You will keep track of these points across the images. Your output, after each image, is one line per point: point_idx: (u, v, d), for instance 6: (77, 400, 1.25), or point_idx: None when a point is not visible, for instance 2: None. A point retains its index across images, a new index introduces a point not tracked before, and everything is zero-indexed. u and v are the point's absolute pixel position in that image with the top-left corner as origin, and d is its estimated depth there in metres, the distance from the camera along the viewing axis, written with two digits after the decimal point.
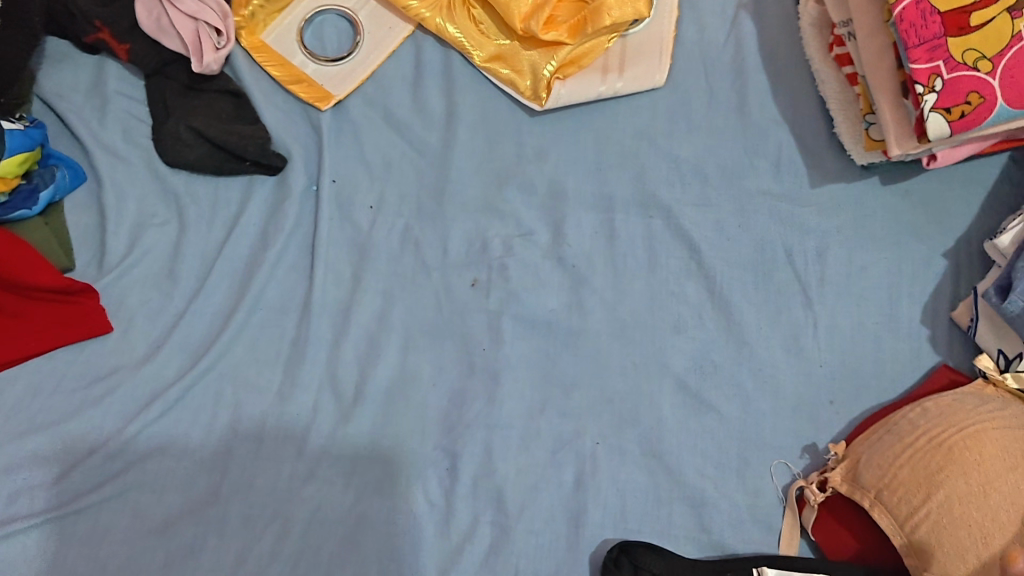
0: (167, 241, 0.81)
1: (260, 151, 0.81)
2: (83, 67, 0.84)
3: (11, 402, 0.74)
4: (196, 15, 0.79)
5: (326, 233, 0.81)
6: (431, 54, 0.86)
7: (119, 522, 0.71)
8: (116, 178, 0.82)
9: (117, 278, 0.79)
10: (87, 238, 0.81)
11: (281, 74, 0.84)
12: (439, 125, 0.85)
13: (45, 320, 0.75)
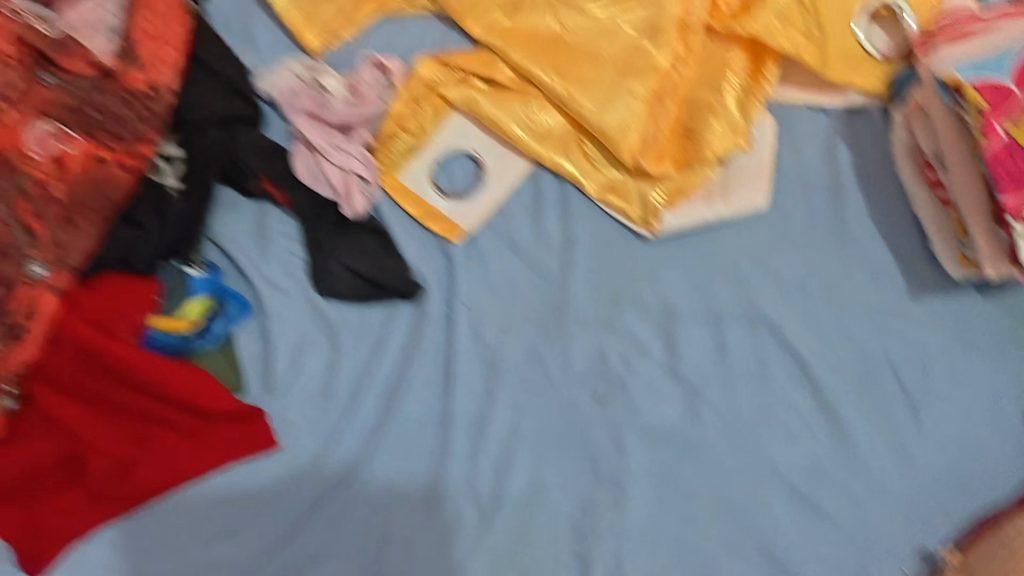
0: (321, 363, 0.91)
1: (402, 283, 0.91)
2: (247, 211, 0.96)
3: (193, 515, 0.82)
4: (345, 165, 0.92)
5: (462, 353, 0.89)
6: (548, 187, 0.96)
7: None
8: (276, 307, 0.92)
9: (281, 398, 0.89)
10: (253, 363, 0.91)
11: (416, 211, 0.95)
12: (558, 251, 0.93)
13: (222, 440, 0.84)
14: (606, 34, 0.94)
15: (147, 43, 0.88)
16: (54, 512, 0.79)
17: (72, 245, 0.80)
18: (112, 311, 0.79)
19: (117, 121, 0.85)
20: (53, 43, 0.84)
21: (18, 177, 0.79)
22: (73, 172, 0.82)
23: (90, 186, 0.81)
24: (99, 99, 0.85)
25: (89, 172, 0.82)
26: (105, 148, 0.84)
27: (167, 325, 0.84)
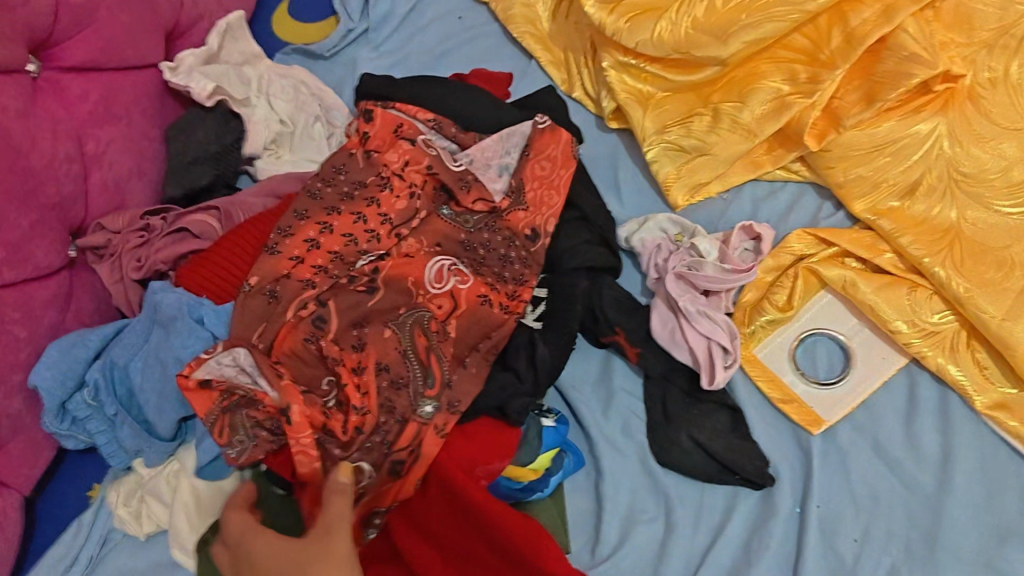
0: (653, 537, 0.85)
1: (756, 473, 0.84)
2: (593, 359, 0.95)
3: None
4: (709, 333, 0.87)
5: (812, 558, 0.81)
6: (926, 392, 0.87)
7: None
8: (613, 468, 0.88)
9: (611, 568, 0.83)
10: (582, 523, 0.87)
11: (774, 392, 0.89)
12: (933, 467, 0.84)
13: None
14: (1018, 235, 0.85)
15: (534, 184, 0.89)
16: None
17: (457, 386, 0.78)
18: (476, 455, 0.77)
19: (503, 260, 0.86)
20: (457, 179, 0.86)
21: (415, 312, 0.79)
22: (461, 310, 0.82)
23: (473, 321, 0.82)
24: (487, 237, 0.86)
25: (473, 308, 0.82)
26: (492, 288, 0.84)
27: (514, 472, 0.82)
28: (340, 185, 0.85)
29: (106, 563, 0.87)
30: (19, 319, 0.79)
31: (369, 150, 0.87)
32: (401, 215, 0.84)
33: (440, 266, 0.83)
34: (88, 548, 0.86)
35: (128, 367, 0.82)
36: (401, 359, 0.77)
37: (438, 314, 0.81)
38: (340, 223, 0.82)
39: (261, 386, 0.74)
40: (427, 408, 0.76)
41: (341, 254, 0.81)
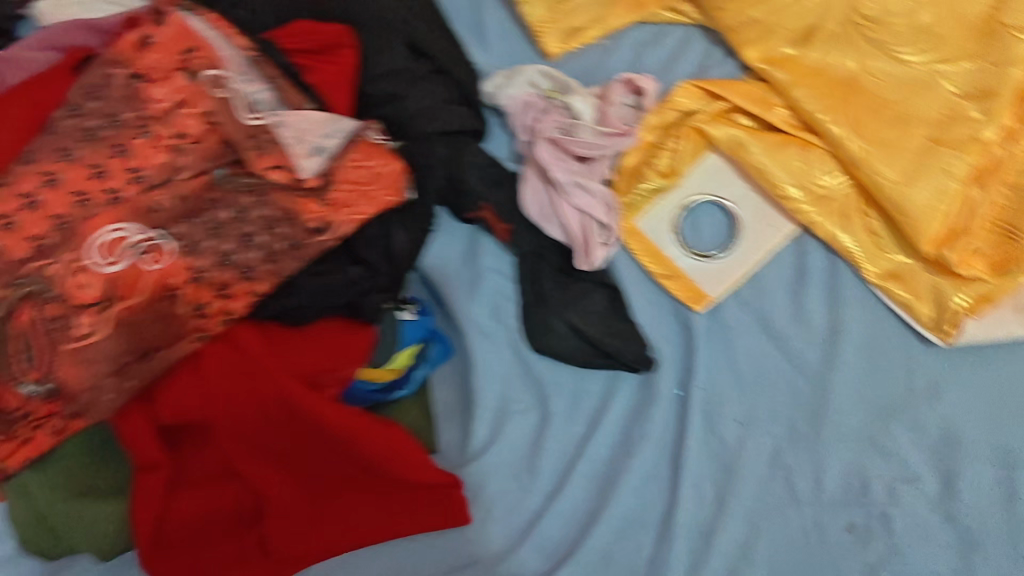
0: (526, 430, 0.79)
1: (634, 358, 0.77)
2: (457, 235, 0.83)
3: None
4: (586, 207, 0.77)
5: (695, 444, 0.77)
6: (815, 260, 0.81)
7: None
8: (484, 358, 0.80)
9: (482, 466, 0.77)
10: (451, 416, 0.81)
11: (655, 266, 0.81)
12: (819, 340, 0.79)
13: (410, 509, 0.73)
14: (919, 86, 0.76)
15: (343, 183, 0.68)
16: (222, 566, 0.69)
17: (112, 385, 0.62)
18: (319, 361, 0.67)
19: (241, 236, 0.64)
20: (247, 133, 0.65)
21: (18, 284, 0.60)
22: (134, 301, 0.61)
23: (151, 320, 0.62)
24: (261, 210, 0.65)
25: (154, 304, 0.62)
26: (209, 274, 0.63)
27: (367, 373, 0.74)
28: (93, 114, 0.63)
29: None
30: None
31: (137, 75, 0.64)
32: (161, 172, 0.63)
33: (100, 267, 0.60)
34: None
35: None
36: (16, 344, 0.61)
37: (81, 298, 0.60)
38: (72, 172, 0.61)
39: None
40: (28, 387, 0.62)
41: (66, 217, 0.61)
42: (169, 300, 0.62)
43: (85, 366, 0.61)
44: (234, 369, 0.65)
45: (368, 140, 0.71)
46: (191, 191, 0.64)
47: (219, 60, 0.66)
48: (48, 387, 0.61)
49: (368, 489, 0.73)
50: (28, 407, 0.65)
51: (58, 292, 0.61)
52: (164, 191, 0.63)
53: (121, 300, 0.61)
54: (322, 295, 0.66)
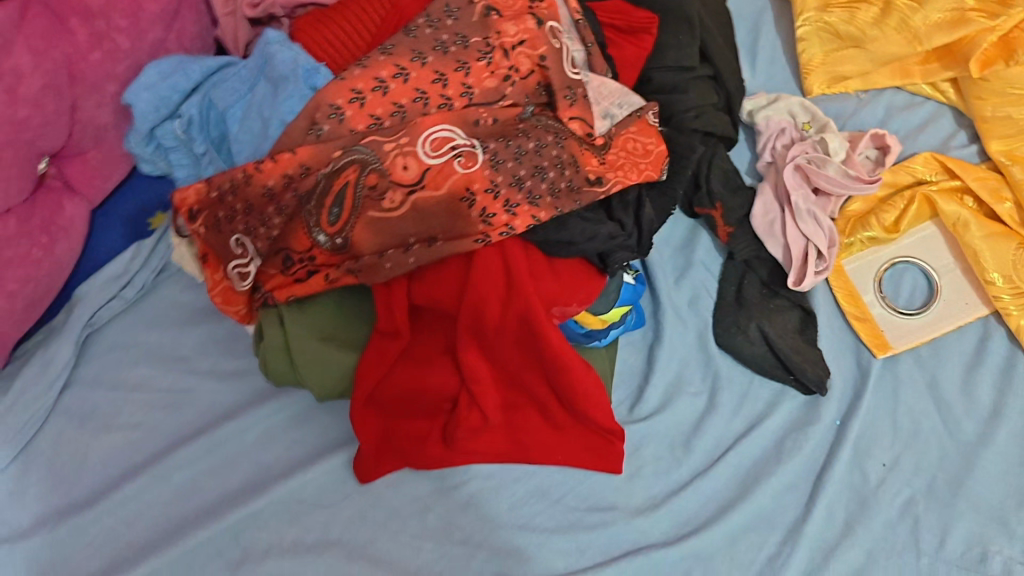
0: (692, 410, 0.86)
1: (815, 380, 0.85)
2: (680, 224, 0.92)
3: (520, 493, 0.83)
4: (810, 235, 0.84)
5: (840, 471, 0.83)
6: (996, 347, 0.88)
7: None
8: (670, 333, 0.87)
9: (644, 430, 0.84)
10: (628, 377, 0.87)
11: (850, 305, 0.89)
12: (980, 418, 0.85)
13: (573, 444, 0.83)
14: None
15: (620, 149, 0.77)
16: (410, 435, 0.81)
17: (390, 257, 0.71)
18: (558, 294, 0.73)
19: (536, 167, 0.72)
20: (565, 85, 0.75)
21: (353, 149, 0.69)
22: (438, 194, 0.69)
23: (444, 213, 0.69)
24: (556, 151, 0.73)
25: (454, 201, 0.69)
26: (502, 189, 0.70)
27: (582, 317, 0.81)
28: (447, 30, 0.71)
29: (161, 291, 0.89)
30: (125, 30, 0.75)
31: (493, 9, 0.74)
32: (486, 95, 0.73)
33: (422, 156, 0.69)
34: (144, 275, 0.87)
35: (226, 114, 0.75)
36: (329, 198, 0.70)
37: (398, 178, 0.69)
38: (420, 73, 0.70)
39: (275, 184, 0.71)
40: (321, 237, 0.72)
41: (404, 107, 0.70)
42: (466, 204, 0.70)
43: (377, 237, 0.70)
44: (494, 277, 0.72)
45: (647, 121, 0.80)
46: (506, 117, 0.74)
47: (558, 16, 0.76)
48: (338, 241, 0.71)
49: (547, 414, 0.82)
50: (313, 253, 0.73)
51: (385, 166, 0.69)
52: (487, 111, 0.72)
53: (424, 190, 0.69)
54: (587, 233, 0.73)
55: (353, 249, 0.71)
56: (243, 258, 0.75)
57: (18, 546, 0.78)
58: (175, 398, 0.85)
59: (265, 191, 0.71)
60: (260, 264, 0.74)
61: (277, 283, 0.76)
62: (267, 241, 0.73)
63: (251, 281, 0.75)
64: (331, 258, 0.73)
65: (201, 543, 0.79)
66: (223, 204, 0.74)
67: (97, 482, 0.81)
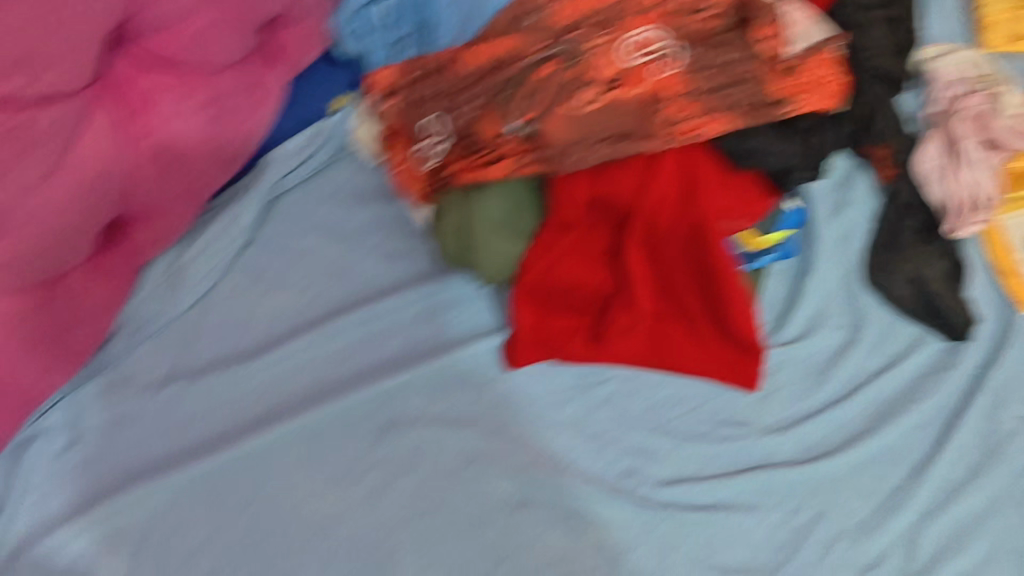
0: (833, 342, 0.88)
1: (959, 326, 0.87)
2: (840, 163, 0.94)
3: (657, 399, 0.87)
4: (974, 181, 0.85)
5: (973, 419, 0.85)
6: None
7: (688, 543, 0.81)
8: (821, 265, 0.89)
9: (782, 355, 0.87)
10: (774, 302, 0.90)
11: (1002, 259, 0.90)
12: None
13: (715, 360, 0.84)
14: None
15: (802, 73, 0.75)
16: (561, 328, 0.83)
17: (575, 151, 0.74)
18: (728, 205, 0.78)
19: (727, 80, 0.74)
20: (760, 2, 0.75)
21: (557, 43, 0.75)
22: (632, 93, 0.73)
23: (636, 112, 0.73)
24: (745, 67, 0.74)
25: (646, 101, 0.73)
26: (692, 96, 0.73)
27: (742, 237, 0.82)
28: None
29: (335, 169, 0.94)
30: None
31: None
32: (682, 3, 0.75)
33: (623, 54, 0.74)
34: (323, 153, 0.93)
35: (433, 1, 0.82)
36: (528, 87, 0.75)
37: (598, 74, 0.73)
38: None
39: (478, 68, 0.78)
40: (511, 125, 0.76)
41: (606, 8, 0.75)
42: (659, 105, 0.73)
43: (569, 127, 0.74)
44: (678, 179, 0.78)
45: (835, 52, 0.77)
46: (700, 30, 0.75)
47: None
48: (528, 130, 0.75)
49: (695, 328, 0.83)
50: (499, 140, 0.77)
51: (585, 62, 0.74)
52: (682, 19, 0.75)
53: (621, 88, 0.73)
54: (775, 147, 0.76)
55: (544, 138, 0.75)
56: (436, 140, 0.80)
57: (194, 384, 0.86)
58: (341, 268, 0.91)
59: (470, 78, 0.78)
60: (450, 146, 0.79)
61: (460, 167, 0.79)
62: (462, 124, 0.79)
63: (438, 164, 0.81)
64: (518, 146, 0.76)
65: (355, 405, 0.86)
66: (425, 87, 0.81)
67: (262, 337, 0.88)
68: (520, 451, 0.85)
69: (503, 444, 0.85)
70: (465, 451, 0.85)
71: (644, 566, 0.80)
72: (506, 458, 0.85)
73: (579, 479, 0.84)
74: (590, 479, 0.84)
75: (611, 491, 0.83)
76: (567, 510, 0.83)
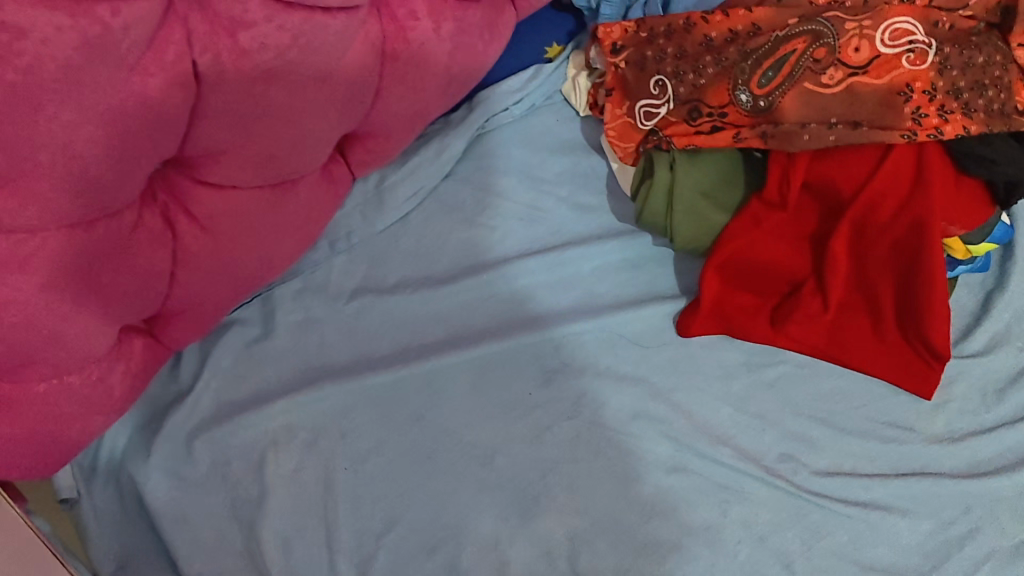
0: (1013, 363, 0.87)
1: None
2: None
3: (823, 388, 0.87)
4: None
5: None
6: None
7: (836, 535, 0.81)
8: (1014, 284, 0.89)
9: (960, 366, 0.87)
10: (959, 313, 0.90)
11: None
12: None
13: (893, 361, 0.84)
14: None
15: None
16: (743, 307, 0.85)
17: (805, 132, 0.75)
18: (946, 209, 0.76)
19: (978, 81, 0.73)
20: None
21: (811, 20, 0.74)
22: (877, 82, 0.73)
23: (877, 102, 0.73)
24: (999, 70, 0.73)
25: (891, 92, 0.73)
26: (939, 93, 0.72)
27: (950, 247, 0.81)
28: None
29: (541, 116, 0.96)
30: None
31: None
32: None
33: (876, 40, 0.72)
34: (535, 97, 0.95)
35: None
36: (768, 61, 0.74)
37: (846, 58, 0.73)
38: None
39: (718, 33, 0.77)
40: (742, 95, 0.76)
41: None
42: (901, 97, 0.73)
43: (804, 106, 0.74)
44: (904, 168, 0.76)
45: None
46: (960, 26, 0.74)
47: None
48: (761, 104, 0.75)
49: (883, 327, 0.82)
50: (727, 110, 0.77)
51: (836, 42, 0.73)
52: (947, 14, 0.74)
53: (865, 76, 0.73)
54: (1010, 156, 0.74)
55: (775, 114, 0.75)
56: (658, 100, 0.81)
57: (381, 300, 0.89)
58: (532, 211, 0.93)
59: (707, 43, 0.78)
60: (671, 108, 0.80)
61: (678, 130, 0.80)
62: (689, 88, 0.78)
63: (654, 123, 0.82)
64: (745, 118, 0.77)
65: (529, 344, 0.88)
66: (654, 45, 0.80)
67: (451, 265, 0.91)
68: (679, 418, 0.86)
69: (663, 408, 0.86)
70: (627, 408, 0.86)
71: (790, 548, 0.81)
72: (667, 421, 0.85)
73: (734, 455, 0.84)
74: (747, 458, 0.84)
75: (766, 472, 0.83)
76: (718, 481, 0.83)
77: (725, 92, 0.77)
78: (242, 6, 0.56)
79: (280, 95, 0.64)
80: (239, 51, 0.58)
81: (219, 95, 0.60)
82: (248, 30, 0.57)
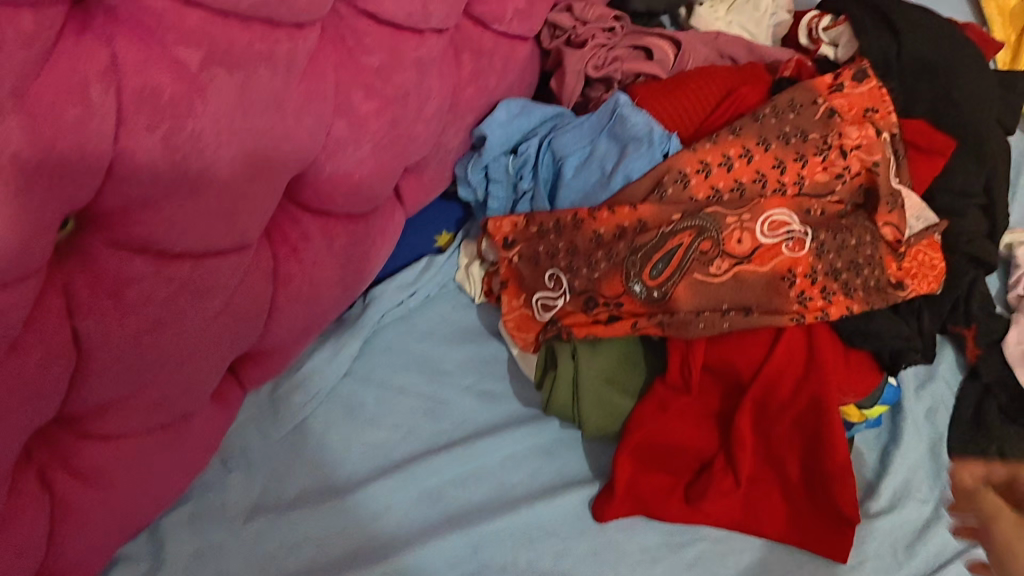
0: (917, 515, 0.85)
1: None
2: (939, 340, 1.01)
3: (742, 565, 0.81)
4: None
5: None
6: None
7: None
8: (906, 437, 0.90)
9: (870, 526, 0.84)
10: (861, 471, 0.89)
11: None
12: None
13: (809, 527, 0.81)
14: None
15: (913, 258, 0.81)
16: (656, 487, 0.83)
17: (701, 320, 0.76)
18: (840, 382, 0.79)
19: (852, 262, 0.77)
20: (889, 192, 0.79)
21: (697, 215, 0.77)
22: (762, 268, 0.76)
23: (765, 289, 0.76)
24: (869, 249, 0.78)
25: (775, 279, 0.75)
26: (819, 276, 0.76)
27: (847, 414, 0.84)
28: (790, 123, 0.79)
29: (435, 306, 0.96)
30: (497, 69, 0.82)
31: (833, 110, 0.80)
32: (815, 187, 0.80)
33: (758, 233, 0.76)
34: (428, 288, 0.95)
35: (564, 161, 0.83)
36: (658, 254, 0.76)
37: (730, 248, 0.76)
38: (762, 156, 0.78)
39: (607, 227, 0.79)
40: (636, 286, 0.77)
41: (743, 184, 0.78)
42: (786, 282, 0.76)
43: (695, 295, 0.76)
44: (794, 349, 0.79)
45: (936, 239, 0.84)
46: (829, 211, 0.80)
47: (891, 127, 0.82)
48: (655, 295, 0.76)
49: (791, 496, 0.82)
50: (621, 300, 0.78)
51: (720, 236, 0.76)
52: (817, 202, 0.79)
53: (750, 264, 0.76)
54: (890, 330, 0.79)
55: (670, 304, 0.76)
56: (553, 292, 0.81)
57: (281, 518, 0.81)
58: (436, 405, 0.91)
59: (598, 238, 0.79)
60: (567, 300, 0.80)
61: (575, 320, 0.81)
62: (583, 281, 0.79)
63: (552, 314, 0.82)
64: (641, 308, 0.78)
65: (443, 546, 0.81)
66: (546, 240, 0.81)
67: (356, 472, 0.86)
68: None
69: None
70: None
71: None
72: None
73: None
74: None
75: None
76: None
77: (619, 284, 0.78)
78: (128, 265, 0.56)
79: (170, 342, 0.63)
80: (128, 307, 0.58)
81: (105, 354, 0.58)
82: (133, 287, 0.57)
